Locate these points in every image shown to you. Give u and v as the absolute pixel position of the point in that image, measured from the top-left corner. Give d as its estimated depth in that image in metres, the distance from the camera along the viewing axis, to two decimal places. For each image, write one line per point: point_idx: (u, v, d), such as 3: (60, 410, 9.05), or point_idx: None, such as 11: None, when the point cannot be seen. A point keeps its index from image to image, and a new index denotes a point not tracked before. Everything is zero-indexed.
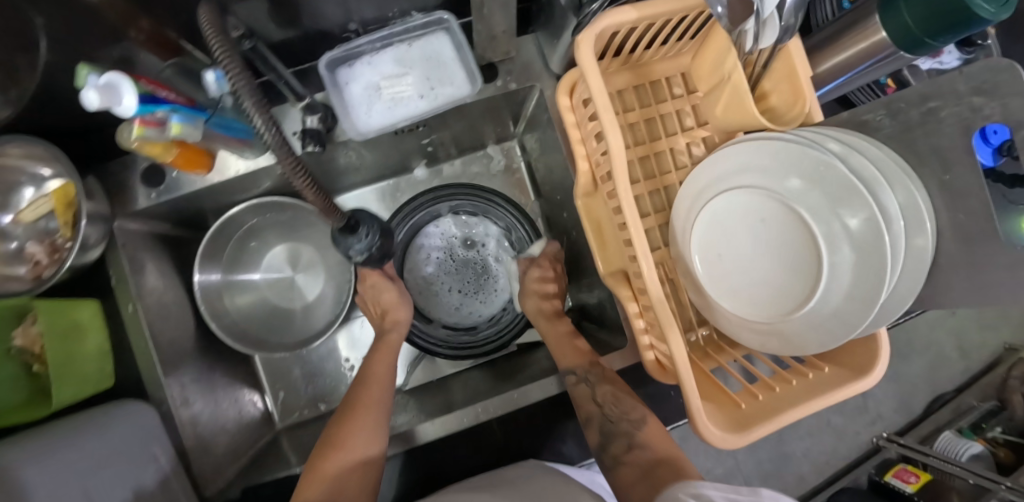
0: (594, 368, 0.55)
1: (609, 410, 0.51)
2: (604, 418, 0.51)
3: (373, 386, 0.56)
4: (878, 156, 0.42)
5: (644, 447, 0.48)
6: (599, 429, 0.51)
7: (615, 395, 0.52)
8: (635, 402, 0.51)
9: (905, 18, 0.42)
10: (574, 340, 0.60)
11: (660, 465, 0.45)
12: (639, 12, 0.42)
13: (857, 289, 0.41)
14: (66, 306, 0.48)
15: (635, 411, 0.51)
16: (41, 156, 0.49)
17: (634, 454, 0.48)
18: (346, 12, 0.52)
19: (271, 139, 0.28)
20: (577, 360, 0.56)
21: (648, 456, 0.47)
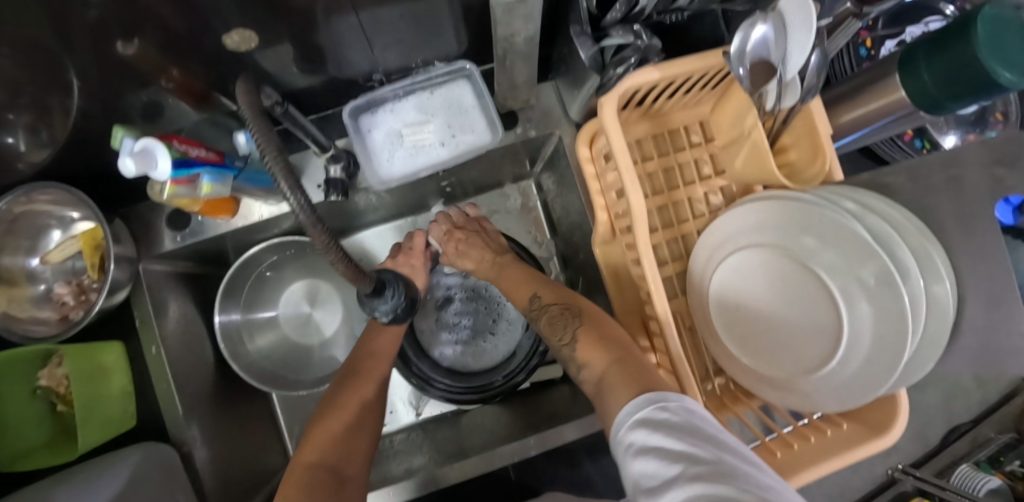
0: (537, 300, 0.57)
1: (553, 336, 0.53)
2: (553, 349, 0.53)
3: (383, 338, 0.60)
4: (897, 218, 0.41)
5: (588, 366, 0.47)
6: (555, 358, 0.53)
7: (553, 321, 0.53)
8: (573, 322, 0.51)
9: (925, 79, 0.42)
10: (530, 274, 0.62)
11: (614, 368, 0.43)
12: (661, 73, 0.43)
13: (876, 352, 0.41)
14: (92, 349, 0.49)
15: (569, 332, 0.50)
16: (71, 201, 0.51)
17: (585, 375, 0.47)
18: (370, 62, 0.53)
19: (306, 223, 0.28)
20: (526, 296, 0.59)
21: (596, 371, 0.45)
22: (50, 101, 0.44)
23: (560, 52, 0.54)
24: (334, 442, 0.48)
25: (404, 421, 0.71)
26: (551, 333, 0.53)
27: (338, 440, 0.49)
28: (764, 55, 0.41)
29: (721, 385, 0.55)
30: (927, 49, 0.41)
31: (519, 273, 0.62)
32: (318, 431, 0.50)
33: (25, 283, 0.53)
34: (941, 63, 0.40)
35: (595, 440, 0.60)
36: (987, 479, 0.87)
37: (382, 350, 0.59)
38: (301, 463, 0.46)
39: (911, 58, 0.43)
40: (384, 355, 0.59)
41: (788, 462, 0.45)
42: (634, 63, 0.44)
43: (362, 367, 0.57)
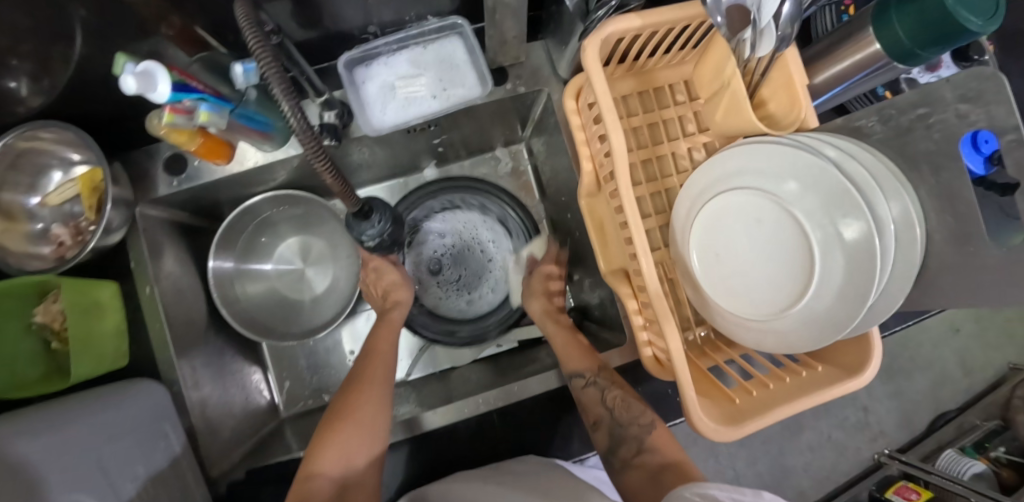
0: (604, 371, 0.55)
1: (620, 413, 0.53)
2: (614, 422, 0.53)
3: (383, 338, 0.62)
4: (874, 163, 0.44)
5: (653, 451, 0.49)
6: (609, 431, 0.53)
7: (625, 398, 0.53)
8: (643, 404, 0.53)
9: (898, 31, 0.44)
10: (582, 344, 0.60)
11: (673, 468, 0.47)
12: (642, 19, 0.45)
13: (848, 287, 0.43)
14: (87, 285, 0.50)
15: (643, 414, 0.52)
16: (70, 141, 0.52)
17: (642, 457, 0.49)
18: (365, 14, 0.54)
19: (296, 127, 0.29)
20: (585, 363, 0.57)
21: (633, 403, 0.51)
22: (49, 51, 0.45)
23: (549, 9, 0.56)
24: (347, 446, 0.49)
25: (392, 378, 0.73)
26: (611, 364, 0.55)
27: (350, 438, 0.49)
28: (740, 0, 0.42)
29: (702, 335, 0.56)
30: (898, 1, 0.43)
31: (573, 343, 0.60)
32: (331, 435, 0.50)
33: (24, 221, 0.54)
34: (912, 11, 0.42)
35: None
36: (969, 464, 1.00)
37: (384, 341, 0.61)
38: (312, 471, 0.46)
39: (883, 10, 0.45)
40: (385, 348, 0.61)
41: (764, 400, 0.47)
42: (614, 7, 0.46)
43: (364, 362, 0.58)
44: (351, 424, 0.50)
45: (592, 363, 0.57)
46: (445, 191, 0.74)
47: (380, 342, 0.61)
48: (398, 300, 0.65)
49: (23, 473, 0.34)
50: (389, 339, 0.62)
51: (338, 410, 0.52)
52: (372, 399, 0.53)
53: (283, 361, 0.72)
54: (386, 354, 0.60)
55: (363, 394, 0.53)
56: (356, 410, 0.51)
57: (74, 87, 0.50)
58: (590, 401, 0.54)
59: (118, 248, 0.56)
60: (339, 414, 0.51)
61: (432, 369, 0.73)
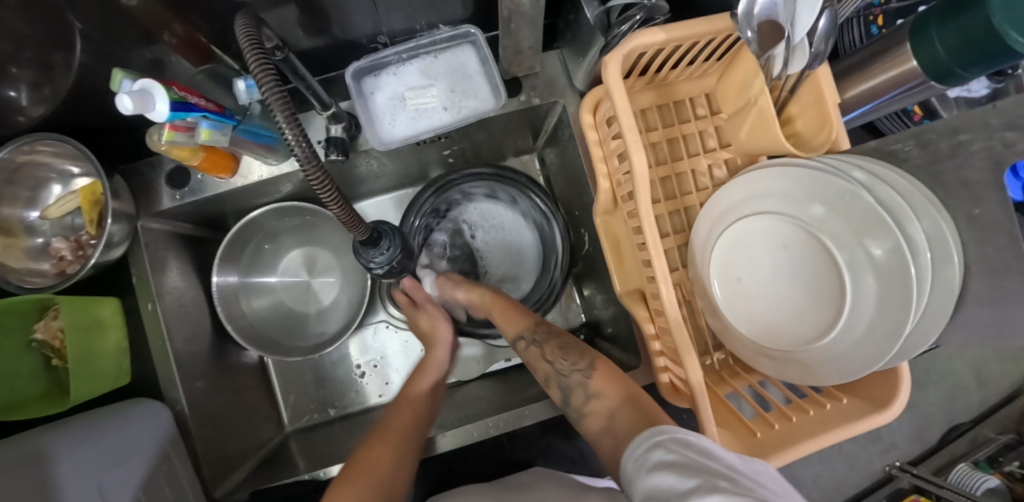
0: (542, 328, 0.56)
1: (561, 364, 0.51)
2: (558, 375, 0.51)
3: (416, 385, 0.57)
4: (907, 188, 0.41)
5: (601, 396, 0.46)
6: (557, 384, 0.51)
7: (562, 348, 0.53)
8: (583, 351, 0.52)
9: (938, 47, 0.41)
10: (518, 306, 0.60)
11: (626, 404, 0.43)
12: (667, 34, 0.42)
13: (880, 319, 0.40)
14: (87, 303, 0.48)
15: (583, 359, 0.50)
16: (70, 154, 0.50)
17: (593, 406, 0.46)
18: (374, 23, 0.52)
19: (298, 148, 0.28)
20: (522, 324, 0.57)
21: (613, 401, 0.45)
22: (49, 57, 0.43)
23: (566, 18, 0.53)
24: None
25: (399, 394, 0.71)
26: (561, 357, 0.51)
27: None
28: (771, 15, 0.39)
29: (720, 360, 0.55)
30: (939, 15, 0.40)
31: (506, 305, 0.60)
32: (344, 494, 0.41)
33: (23, 235, 0.52)
34: (953, 26, 0.39)
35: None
36: (983, 478, 0.93)
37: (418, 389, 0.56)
38: None
39: (922, 23, 0.42)
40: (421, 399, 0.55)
41: (787, 434, 0.45)
42: (640, 21, 0.43)
43: (393, 409, 0.52)
44: (371, 479, 0.43)
45: (529, 323, 0.57)
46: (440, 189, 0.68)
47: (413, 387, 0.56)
48: (439, 338, 0.62)
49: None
50: (423, 386, 0.57)
51: (357, 461, 0.45)
52: (391, 450, 0.46)
53: (287, 375, 0.71)
54: (420, 402, 0.54)
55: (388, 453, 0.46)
56: (374, 469, 0.44)
57: (76, 99, 0.48)
58: (534, 358, 0.54)
59: (120, 263, 0.55)
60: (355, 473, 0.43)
61: (439, 385, 0.71)
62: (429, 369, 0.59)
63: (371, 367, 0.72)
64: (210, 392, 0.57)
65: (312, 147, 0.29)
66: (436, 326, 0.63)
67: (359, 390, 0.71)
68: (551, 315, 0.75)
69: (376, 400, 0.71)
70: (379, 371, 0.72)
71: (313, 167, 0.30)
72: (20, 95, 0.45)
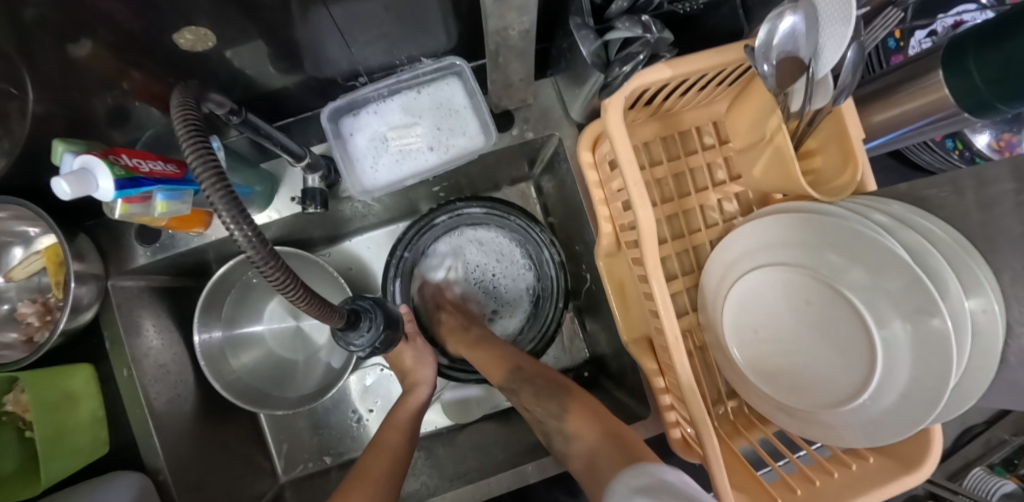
0: (543, 375, 0.54)
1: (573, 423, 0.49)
2: (560, 426, 0.49)
3: (394, 428, 0.53)
4: (941, 236, 0.37)
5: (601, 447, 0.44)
6: (560, 435, 0.48)
7: (571, 405, 0.50)
8: (592, 407, 0.49)
9: (975, 77, 0.36)
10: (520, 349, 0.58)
11: (615, 445, 0.41)
12: (673, 70, 0.38)
13: (915, 386, 0.36)
14: (55, 375, 0.45)
15: (586, 409, 0.48)
16: (29, 216, 0.46)
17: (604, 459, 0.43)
18: (350, 60, 0.48)
19: (245, 245, 0.25)
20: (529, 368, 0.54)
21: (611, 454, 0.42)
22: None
23: (559, 46, 0.49)
24: None
25: None
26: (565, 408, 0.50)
27: None
28: (793, 51, 0.36)
29: (734, 409, 0.51)
30: (978, 40, 0.36)
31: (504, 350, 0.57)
32: None
33: None
34: (992, 53, 0.34)
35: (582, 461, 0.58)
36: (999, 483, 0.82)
37: (397, 435, 0.52)
38: None
39: (958, 49, 0.38)
40: (397, 440, 0.52)
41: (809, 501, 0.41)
42: (644, 59, 0.40)
43: (368, 455, 0.50)
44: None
45: (531, 369, 0.55)
46: (410, 243, 0.63)
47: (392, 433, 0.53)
48: (419, 379, 0.58)
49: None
50: (401, 429, 0.53)
51: (339, 498, 0.44)
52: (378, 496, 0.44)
53: (279, 424, 0.68)
54: (396, 449, 0.50)
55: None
56: None
57: (30, 158, 0.44)
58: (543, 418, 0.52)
59: (91, 325, 0.51)
60: None
61: (439, 428, 0.67)
62: (404, 410, 0.55)
63: (367, 411, 0.69)
64: (193, 451, 0.54)
65: (268, 245, 0.26)
66: (419, 367, 0.58)
67: (356, 436, 0.68)
68: (552, 349, 0.72)
69: None
70: (375, 415, 0.69)
71: (272, 265, 0.27)
72: None
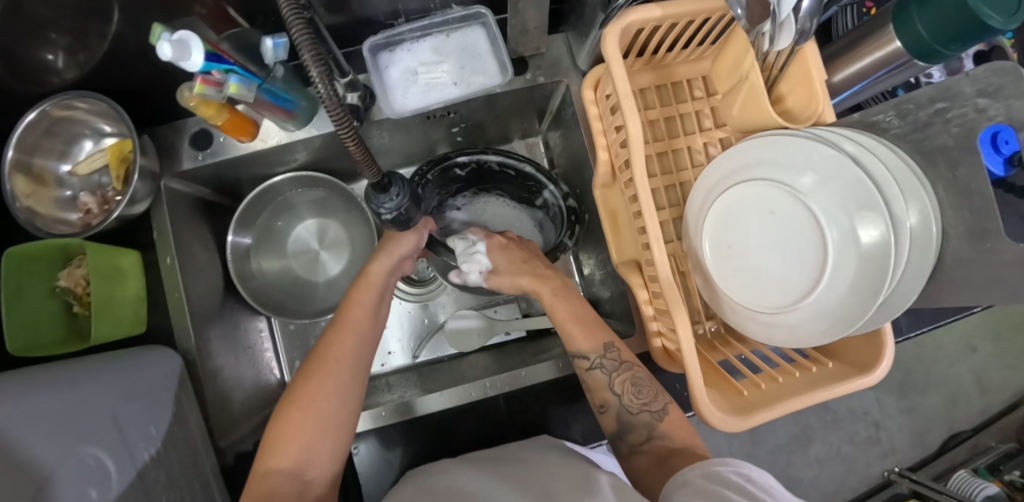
0: (610, 352, 0.51)
1: (630, 399, 0.49)
2: (622, 407, 0.49)
3: (359, 301, 0.56)
4: (894, 161, 0.43)
5: (665, 437, 0.47)
6: (618, 417, 0.50)
7: (634, 382, 0.49)
8: (656, 389, 0.49)
9: (920, 28, 0.43)
10: (586, 317, 0.54)
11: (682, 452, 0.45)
12: (663, 10, 0.45)
13: (861, 281, 0.43)
14: (110, 251, 0.51)
15: (657, 400, 0.49)
16: (105, 112, 0.54)
17: (652, 444, 0.47)
18: (390, 1, 0.56)
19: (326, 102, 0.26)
20: (595, 341, 0.52)
21: (671, 445, 0.46)
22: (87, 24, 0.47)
23: (570, 1, 0.57)
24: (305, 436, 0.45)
25: (402, 361, 0.74)
26: (636, 395, 0.49)
27: (316, 436, 0.46)
28: None
29: (711, 329, 0.56)
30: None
31: (565, 314, 0.55)
32: (290, 427, 0.45)
33: (54, 187, 0.56)
34: (933, 9, 0.41)
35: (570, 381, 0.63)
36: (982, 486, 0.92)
37: (359, 305, 0.56)
38: (266, 470, 0.44)
39: (903, 7, 0.44)
40: (359, 315, 0.55)
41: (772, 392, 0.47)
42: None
43: (332, 333, 0.52)
44: (309, 420, 0.46)
45: (597, 344, 0.52)
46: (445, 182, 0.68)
47: (356, 306, 0.55)
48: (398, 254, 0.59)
49: (24, 439, 0.35)
50: (363, 307, 0.56)
51: (301, 382, 0.48)
52: (338, 383, 0.48)
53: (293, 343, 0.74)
54: (360, 325, 0.54)
55: (320, 385, 0.48)
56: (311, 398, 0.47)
57: (110, 62, 0.52)
58: (594, 386, 0.51)
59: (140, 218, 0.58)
60: (294, 402, 0.47)
61: (441, 356, 0.74)
62: (370, 282, 0.57)
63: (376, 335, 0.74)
64: (218, 345, 0.60)
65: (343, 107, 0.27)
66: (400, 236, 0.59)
67: None
68: None
69: (379, 368, 0.73)
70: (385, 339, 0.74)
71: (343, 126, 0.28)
72: (56, 59, 0.48)
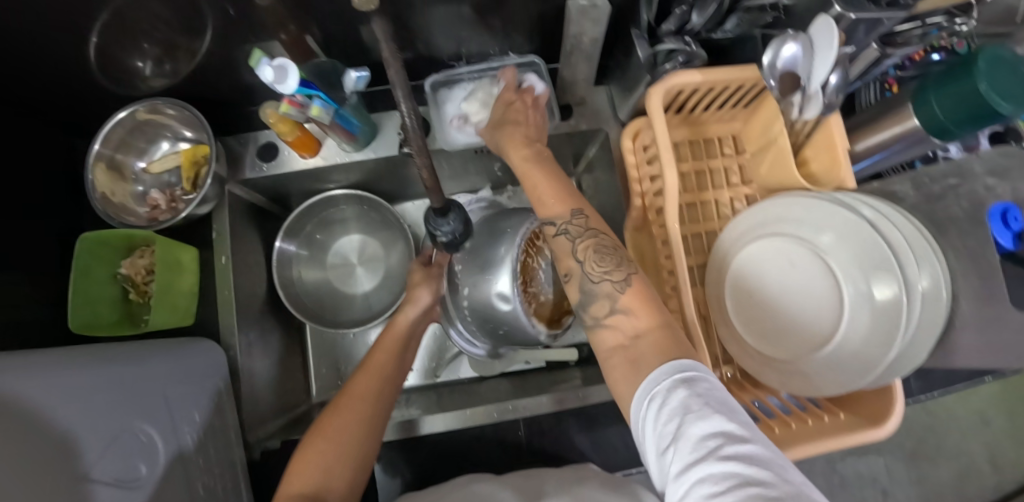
0: (578, 218, 0.44)
1: (592, 267, 0.42)
2: (584, 277, 0.43)
3: (383, 348, 0.55)
4: (907, 224, 0.46)
5: (629, 313, 0.39)
6: (580, 286, 0.43)
7: (598, 250, 0.42)
8: (625, 260, 0.42)
9: (935, 109, 0.48)
10: (563, 183, 0.47)
11: (656, 332, 0.37)
12: (704, 76, 0.50)
13: (875, 335, 0.45)
14: (175, 245, 0.55)
15: (620, 268, 0.41)
16: (188, 120, 0.59)
17: (614, 319, 0.40)
18: (454, 46, 0.62)
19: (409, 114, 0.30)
20: (562, 206, 0.45)
21: (636, 323, 0.38)
22: (178, 38, 0.51)
23: (616, 60, 0.63)
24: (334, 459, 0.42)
25: (422, 381, 0.75)
26: (598, 263, 0.42)
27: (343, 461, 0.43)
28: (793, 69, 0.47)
29: (730, 374, 0.58)
30: (935, 84, 0.47)
31: (548, 181, 0.47)
32: (322, 446, 0.43)
33: (129, 181, 0.61)
34: (948, 93, 0.46)
35: (588, 411, 0.64)
36: None
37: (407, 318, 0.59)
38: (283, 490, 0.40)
39: (921, 90, 0.49)
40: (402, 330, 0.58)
41: (785, 437, 0.49)
42: (682, 62, 0.52)
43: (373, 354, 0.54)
44: (333, 448, 0.43)
45: (567, 208, 0.45)
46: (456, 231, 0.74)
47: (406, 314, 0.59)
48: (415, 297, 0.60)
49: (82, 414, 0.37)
50: (388, 351, 0.55)
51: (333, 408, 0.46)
52: (361, 415, 0.46)
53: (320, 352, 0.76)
54: (385, 368, 0.52)
55: (350, 411, 0.45)
56: (339, 425, 0.45)
57: (198, 77, 0.57)
58: (558, 253, 0.45)
59: (203, 218, 0.62)
60: (324, 424, 0.44)
61: (461, 378, 0.75)
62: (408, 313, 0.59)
63: None
64: (256, 344, 0.63)
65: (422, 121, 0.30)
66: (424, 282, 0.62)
67: None
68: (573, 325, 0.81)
69: None
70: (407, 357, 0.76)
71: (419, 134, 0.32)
72: (148, 67, 0.54)
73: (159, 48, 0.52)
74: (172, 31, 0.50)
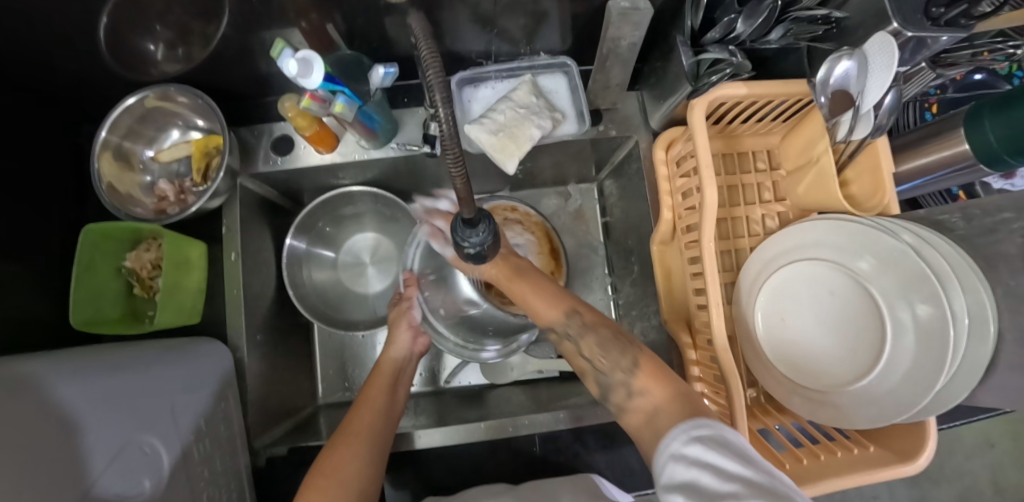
0: (570, 315, 0.46)
1: (597, 361, 0.43)
2: (595, 372, 0.44)
3: (374, 384, 0.56)
4: (950, 251, 0.45)
5: (645, 392, 0.39)
6: (595, 379, 0.44)
7: (597, 343, 0.44)
8: (623, 344, 0.43)
9: (990, 137, 0.45)
10: (531, 274, 0.49)
11: (674, 404, 0.37)
12: (748, 88, 0.48)
13: (915, 371, 0.43)
14: (183, 240, 0.53)
15: (624, 356, 0.42)
16: (200, 109, 0.56)
17: (632, 400, 0.40)
18: (483, 43, 0.59)
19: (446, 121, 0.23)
20: (549, 308, 0.47)
21: (654, 399, 0.38)
22: (193, 24, 0.47)
23: (652, 65, 0.60)
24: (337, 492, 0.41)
25: (431, 386, 0.74)
26: (601, 355, 0.43)
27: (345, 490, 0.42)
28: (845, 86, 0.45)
29: (752, 397, 0.57)
30: (992, 110, 0.45)
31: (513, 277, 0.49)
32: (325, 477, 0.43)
33: (137, 171, 0.58)
34: (1006, 121, 0.43)
35: (604, 427, 0.62)
36: None
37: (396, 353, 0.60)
38: None
39: (976, 116, 0.47)
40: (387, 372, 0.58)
41: (813, 470, 0.47)
42: (728, 75, 0.49)
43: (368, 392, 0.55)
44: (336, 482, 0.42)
45: (554, 308, 0.46)
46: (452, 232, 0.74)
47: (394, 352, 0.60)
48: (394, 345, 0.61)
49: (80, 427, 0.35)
50: (379, 386, 0.56)
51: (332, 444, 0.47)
52: (361, 452, 0.46)
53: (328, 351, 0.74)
54: (379, 399, 0.54)
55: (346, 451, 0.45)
56: (337, 463, 0.44)
57: (211, 65, 0.54)
58: (571, 351, 0.47)
59: (213, 211, 0.59)
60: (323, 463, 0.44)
61: (471, 384, 0.74)
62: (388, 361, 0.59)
63: None
64: (263, 345, 0.60)
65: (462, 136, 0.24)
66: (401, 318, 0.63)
67: None
68: None
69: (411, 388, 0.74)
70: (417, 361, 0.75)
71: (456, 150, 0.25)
72: (159, 51, 0.51)
73: (172, 33, 0.49)
74: (187, 15, 0.46)
